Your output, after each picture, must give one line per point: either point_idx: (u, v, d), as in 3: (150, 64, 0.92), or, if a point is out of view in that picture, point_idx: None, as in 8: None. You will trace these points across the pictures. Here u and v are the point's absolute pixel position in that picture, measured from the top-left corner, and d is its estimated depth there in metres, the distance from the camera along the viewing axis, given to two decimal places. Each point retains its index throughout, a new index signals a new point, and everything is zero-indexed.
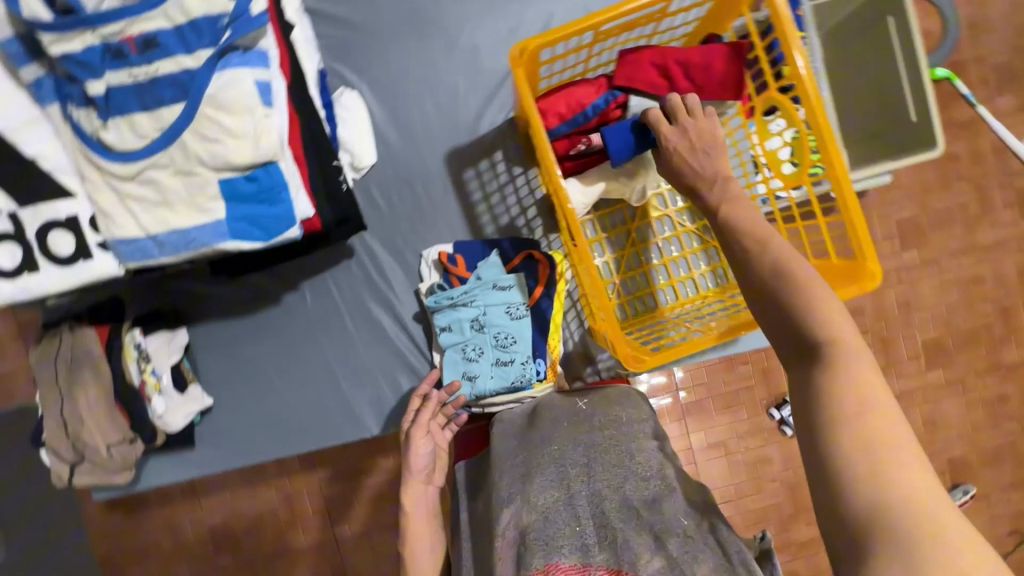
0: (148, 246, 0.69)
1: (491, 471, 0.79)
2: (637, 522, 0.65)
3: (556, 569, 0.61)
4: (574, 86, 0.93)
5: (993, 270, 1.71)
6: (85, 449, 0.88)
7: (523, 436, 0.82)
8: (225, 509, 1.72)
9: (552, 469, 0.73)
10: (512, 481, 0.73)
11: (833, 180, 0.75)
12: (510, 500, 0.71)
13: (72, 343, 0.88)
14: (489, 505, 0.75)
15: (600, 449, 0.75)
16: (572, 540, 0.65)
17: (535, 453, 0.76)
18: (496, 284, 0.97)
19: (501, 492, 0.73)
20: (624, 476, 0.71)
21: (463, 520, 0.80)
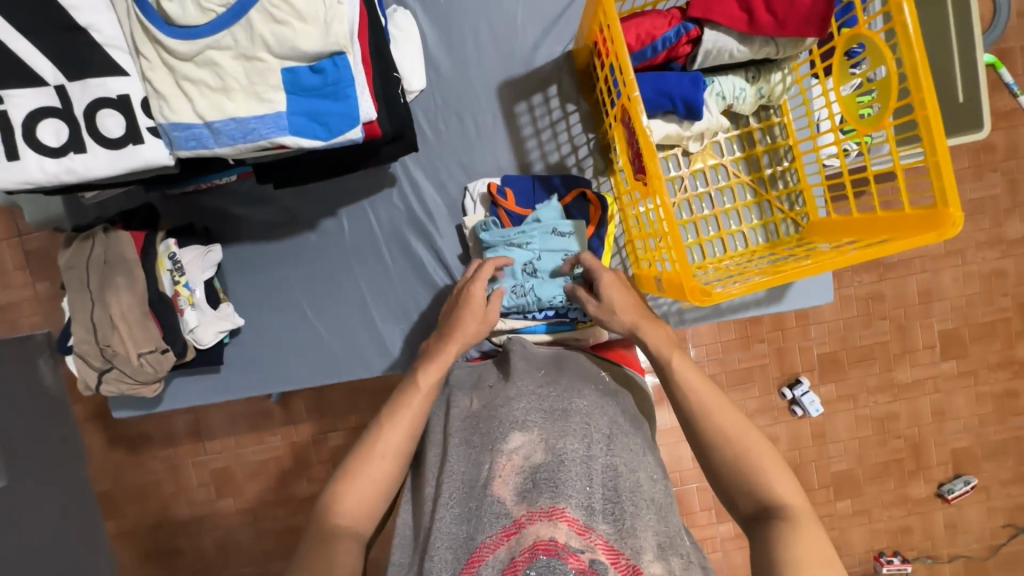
0: (204, 134, 0.65)
1: (507, 384, 0.72)
2: (647, 518, 0.58)
3: (562, 516, 0.54)
4: (644, 16, 0.88)
5: (1018, 265, 1.67)
6: (115, 356, 0.85)
7: (550, 374, 0.75)
8: (228, 451, 1.71)
9: (577, 421, 0.65)
10: (531, 409, 0.67)
11: (921, 119, 0.72)
12: (527, 429, 0.64)
13: (105, 246, 0.84)
14: (494, 415, 0.67)
15: (623, 430, 0.69)
16: (580, 496, 0.57)
17: (562, 396, 0.69)
18: (555, 229, 0.94)
19: (515, 412, 0.66)
20: (637, 467, 0.64)
21: (455, 414, 0.72)
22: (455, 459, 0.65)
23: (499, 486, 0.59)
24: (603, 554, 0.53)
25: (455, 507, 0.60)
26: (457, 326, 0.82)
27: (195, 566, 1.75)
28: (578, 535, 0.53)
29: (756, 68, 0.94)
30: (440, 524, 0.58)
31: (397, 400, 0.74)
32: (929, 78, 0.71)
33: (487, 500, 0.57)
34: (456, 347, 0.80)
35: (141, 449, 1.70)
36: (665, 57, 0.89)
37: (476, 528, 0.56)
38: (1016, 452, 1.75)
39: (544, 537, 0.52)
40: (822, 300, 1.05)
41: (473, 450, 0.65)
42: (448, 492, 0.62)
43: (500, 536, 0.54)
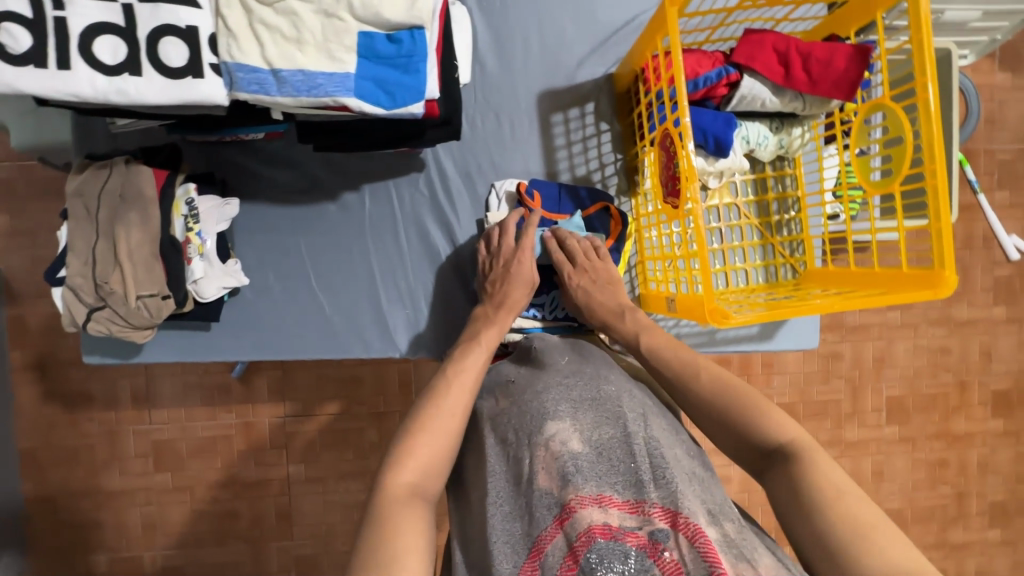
0: (268, 81, 0.64)
1: (534, 379, 0.75)
2: (694, 487, 0.60)
3: (610, 502, 0.58)
4: (691, 53, 0.94)
5: (961, 344, 1.82)
6: (111, 295, 0.80)
7: (575, 363, 0.77)
8: (178, 422, 1.62)
9: (609, 406, 0.68)
10: (562, 399, 0.69)
11: (929, 188, 0.79)
12: (559, 417, 0.66)
13: (123, 178, 0.80)
14: (526, 409, 0.70)
15: (654, 411, 0.71)
16: (624, 477, 0.60)
17: (591, 383, 0.71)
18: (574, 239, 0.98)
19: (546, 403, 0.69)
20: (675, 443, 0.67)
21: (487, 413, 0.75)
22: (495, 459, 0.67)
23: (542, 478, 0.61)
24: (660, 521, 0.55)
25: (505, 505, 0.62)
26: (506, 292, 0.87)
27: (116, 542, 1.63)
28: (631, 513, 0.57)
29: (780, 121, 1.00)
30: (494, 522, 0.61)
31: (464, 350, 0.78)
32: (942, 152, 0.78)
33: (535, 494, 0.60)
34: (508, 314, 0.85)
35: (80, 408, 1.59)
36: (703, 94, 0.95)
37: (530, 524, 0.59)
38: (941, 518, 1.86)
39: (597, 521, 0.55)
40: (808, 344, 1.11)
41: (512, 448, 0.67)
42: (495, 491, 0.64)
43: (555, 526, 0.57)
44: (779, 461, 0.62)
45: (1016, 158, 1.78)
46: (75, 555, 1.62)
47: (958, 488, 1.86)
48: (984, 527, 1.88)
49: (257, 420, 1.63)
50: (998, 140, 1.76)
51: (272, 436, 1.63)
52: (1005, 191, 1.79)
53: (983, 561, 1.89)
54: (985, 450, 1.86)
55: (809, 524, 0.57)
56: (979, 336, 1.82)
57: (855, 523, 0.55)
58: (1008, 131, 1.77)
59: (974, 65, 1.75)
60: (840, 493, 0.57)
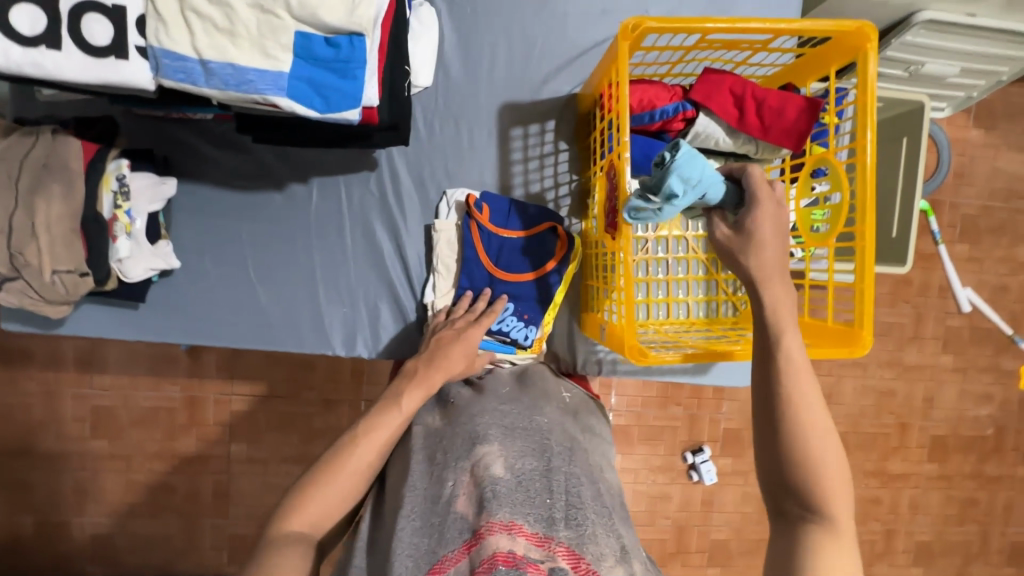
0: (196, 71, 0.62)
1: (470, 405, 0.75)
2: (608, 527, 0.59)
3: (519, 530, 0.54)
4: (651, 84, 0.94)
5: (906, 388, 1.86)
6: (24, 267, 0.78)
7: (514, 393, 0.80)
8: (117, 391, 1.58)
9: (536, 440, 0.67)
10: (493, 425, 0.68)
11: (858, 247, 0.81)
12: (489, 441, 0.65)
13: (49, 147, 0.78)
14: (456, 434, 0.69)
15: (582, 448, 0.72)
16: (539, 508, 0.57)
17: (522, 415, 0.72)
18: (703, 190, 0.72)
19: (477, 428, 0.68)
20: (598, 479, 0.67)
21: (420, 434, 0.74)
22: (416, 475, 0.65)
23: (462, 502, 0.59)
24: (564, 560, 0.52)
25: (417, 521, 0.59)
26: (444, 358, 0.84)
27: (43, 505, 1.59)
28: (537, 545, 0.53)
29: (734, 160, 1.01)
30: (402, 536, 0.58)
31: (380, 409, 0.74)
32: (873, 216, 0.80)
33: (449, 516, 0.58)
34: (440, 374, 0.82)
35: (18, 366, 1.55)
36: (659, 127, 0.95)
37: (438, 542, 0.56)
38: (868, 553, 1.91)
39: (503, 548, 0.51)
40: (740, 381, 1.14)
41: (436, 467, 0.65)
42: (410, 506, 0.61)
43: (461, 550, 0.54)
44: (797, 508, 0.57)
45: (978, 214, 1.82)
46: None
47: (887, 526, 1.91)
48: (908, 565, 1.94)
49: (200, 396, 1.60)
50: (963, 194, 1.80)
51: (216, 413, 1.61)
52: (965, 244, 1.83)
53: None
54: (918, 492, 1.91)
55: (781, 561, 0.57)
56: (924, 382, 1.86)
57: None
58: (974, 187, 1.81)
59: (950, 118, 1.78)
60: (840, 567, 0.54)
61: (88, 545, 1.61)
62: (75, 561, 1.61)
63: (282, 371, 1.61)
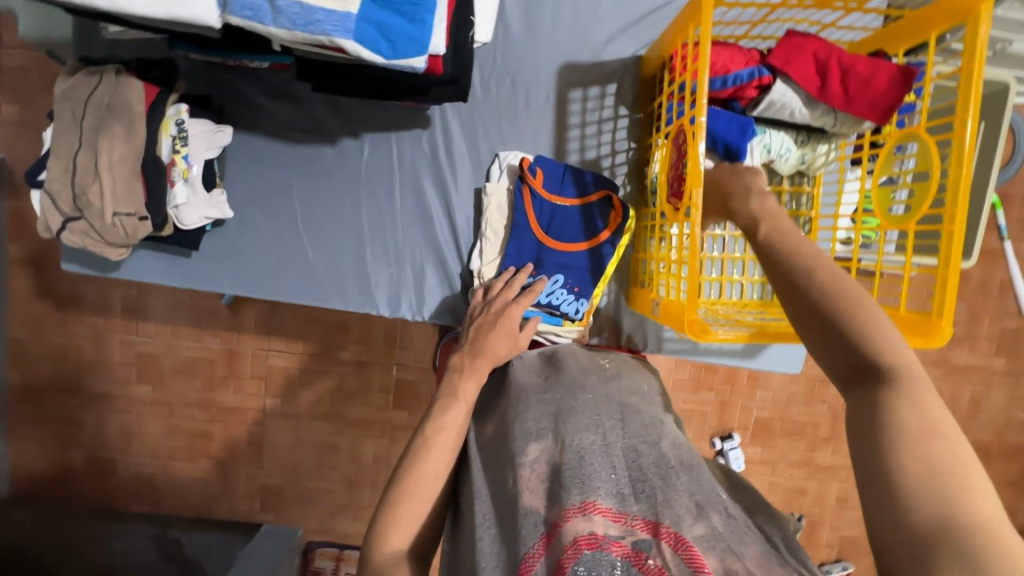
0: (264, 9, 0.60)
1: (513, 400, 0.73)
2: (680, 484, 0.56)
3: (595, 509, 0.51)
4: (724, 47, 0.88)
5: (953, 389, 1.78)
6: (87, 207, 0.79)
7: (553, 378, 0.76)
8: (162, 339, 1.63)
9: (588, 416, 0.65)
10: (542, 417, 0.66)
11: (945, 232, 0.75)
12: (538, 435, 0.63)
13: (112, 88, 0.77)
14: (509, 434, 0.66)
15: (636, 413, 0.68)
16: (608, 482, 0.55)
17: (567, 395, 0.69)
18: None
19: (528, 425, 0.65)
20: (657, 437, 0.64)
21: (474, 445, 0.72)
22: (480, 484, 0.63)
23: (528, 495, 0.56)
24: (644, 531, 0.50)
25: (491, 525, 0.57)
26: (490, 345, 0.82)
27: (92, 442, 1.67)
28: (615, 521, 0.51)
29: (807, 134, 0.95)
30: (482, 546, 0.55)
31: (441, 407, 0.72)
32: (966, 197, 0.74)
33: (520, 514, 0.54)
34: (487, 363, 0.80)
35: (71, 309, 1.61)
36: (730, 93, 0.89)
37: (515, 543, 0.52)
38: None
39: (583, 533, 0.49)
40: (791, 368, 1.09)
41: (498, 471, 0.63)
42: (481, 515, 0.59)
43: (540, 543, 0.50)
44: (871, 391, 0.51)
45: None
46: (51, 448, 1.67)
47: None
48: None
49: (239, 349, 1.64)
50: None
51: (253, 367, 1.65)
52: None
53: None
54: None
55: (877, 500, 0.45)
56: (973, 384, 1.78)
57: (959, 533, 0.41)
58: None
59: None
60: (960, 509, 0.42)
61: (132, 483, 1.69)
62: (119, 497, 1.69)
63: (317, 330, 1.64)
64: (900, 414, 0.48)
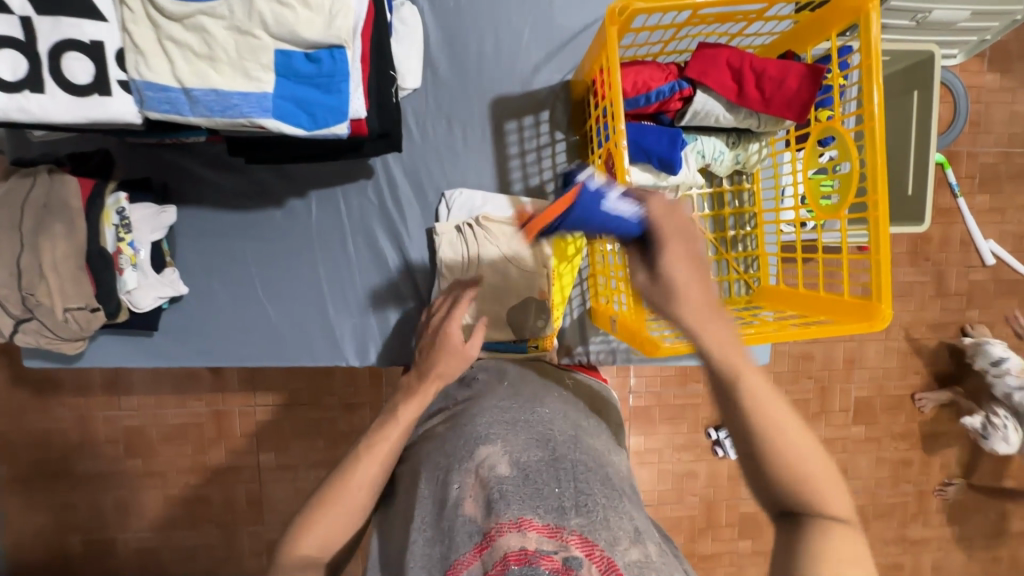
0: (179, 101, 0.62)
1: (472, 401, 0.72)
2: (619, 508, 0.56)
3: (530, 525, 0.51)
4: (643, 65, 0.90)
5: (931, 348, 1.82)
6: (39, 307, 0.80)
7: (512, 387, 0.75)
8: (144, 411, 1.62)
9: (539, 428, 0.64)
10: (494, 421, 0.65)
11: (871, 219, 0.78)
12: (488, 438, 0.62)
13: (47, 188, 0.79)
14: (458, 435, 0.65)
15: (586, 430, 0.69)
16: (549, 500, 0.54)
17: (523, 407, 0.68)
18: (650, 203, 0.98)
19: (478, 427, 0.64)
20: (606, 460, 0.64)
21: (424, 440, 0.73)
22: (424, 488, 0.63)
23: (468, 505, 0.56)
24: (578, 548, 0.50)
25: (428, 529, 0.58)
26: (432, 365, 0.75)
27: (88, 525, 1.64)
28: (549, 537, 0.50)
29: (737, 135, 0.98)
30: (415, 550, 0.57)
31: (382, 422, 0.71)
32: (885, 182, 0.77)
33: (458, 521, 0.55)
34: (434, 385, 0.73)
35: (48, 394, 1.59)
36: (656, 108, 0.92)
37: (448, 548, 0.54)
38: (901, 515, 1.88)
39: (514, 548, 0.49)
40: (756, 359, 1.14)
41: (441, 472, 0.62)
42: (420, 517, 0.60)
43: (472, 552, 0.51)
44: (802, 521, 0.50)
45: (998, 161, 1.75)
46: (45, 536, 1.63)
47: (920, 487, 1.88)
48: (943, 524, 1.91)
49: (224, 410, 1.63)
50: (982, 143, 1.73)
51: (241, 424, 1.64)
52: (985, 196, 1.76)
53: (940, 556, 1.92)
54: (950, 450, 1.87)
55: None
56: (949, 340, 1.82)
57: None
58: (993, 133, 1.73)
59: (963, 64, 1.69)
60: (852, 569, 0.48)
61: (133, 559, 1.66)
62: None
63: (301, 378, 1.63)
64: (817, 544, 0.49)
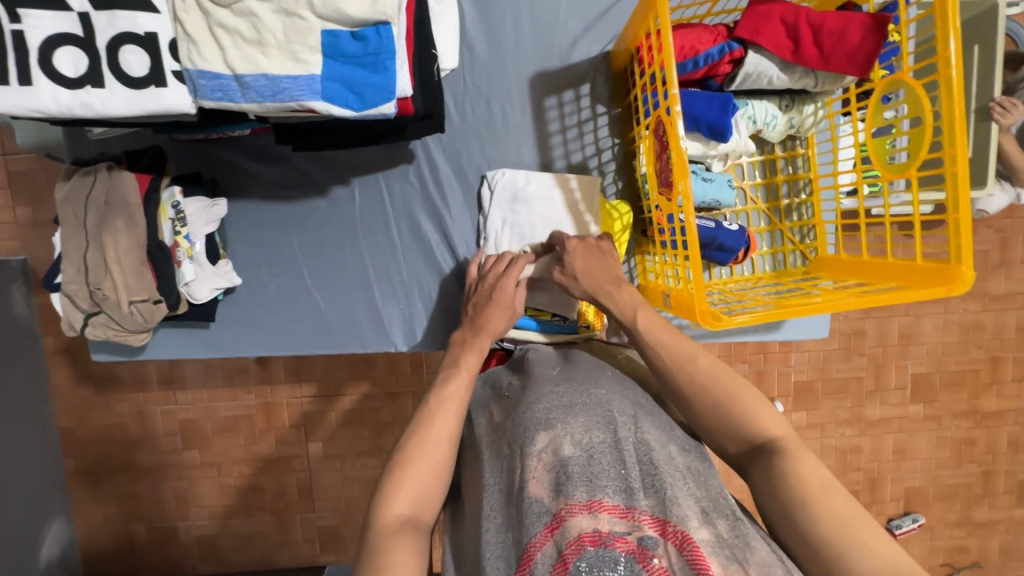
0: (231, 87, 0.62)
1: (524, 388, 0.70)
2: (687, 486, 0.57)
3: (601, 506, 0.53)
4: (690, 28, 0.86)
5: (994, 320, 1.72)
6: (105, 301, 0.83)
7: (566, 370, 0.72)
8: (199, 404, 1.67)
9: (599, 410, 0.63)
10: (552, 407, 0.63)
11: (948, 176, 0.72)
12: (548, 424, 0.61)
13: (108, 184, 0.81)
14: (516, 422, 0.64)
15: (646, 410, 0.66)
16: (616, 480, 0.55)
17: (579, 388, 0.66)
18: (701, 176, 0.95)
19: (537, 413, 0.63)
20: (669, 438, 0.63)
21: (482, 431, 0.71)
22: (487, 472, 0.63)
23: (534, 486, 0.56)
24: (650, 528, 0.52)
25: (500, 519, 0.57)
26: (486, 318, 0.82)
27: (152, 513, 1.72)
28: (621, 517, 0.52)
29: (790, 97, 0.93)
30: (488, 537, 0.56)
31: (445, 377, 0.73)
32: (964, 135, 0.71)
33: (525, 502, 0.55)
34: (487, 339, 0.80)
35: (109, 390, 1.66)
36: (704, 73, 0.88)
37: (520, 531, 0.54)
38: (965, 496, 1.80)
39: (587, 529, 0.51)
40: (815, 334, 1.09)
41: (503, 459, 0.62)
42: (489, 505, 0.59)
43: (544, 533, 0.52)
44: (766, 459, 0.60)
45: None
46: (115, 525, 1.72)
47: (985, 467, 1.79)
48: (1010, 506, 1.81)
49: (273, 401, 1.67)
50: None
51: (289, 415, 1.68)
52: None
53: (1009, 539, 1.83)
54: (1015, 428, 1.78)
55: (792, 526, 0.56)
56: (1014, 311, 1.72)
57: (834, 516, 0.54)
58: None
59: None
60: (821, 487, 0.57)
61: (195, 547, 1.74)
62: (187, 561, 1.74)
63: (344, 368, 1.66)
64: (796, 483, 0.57)
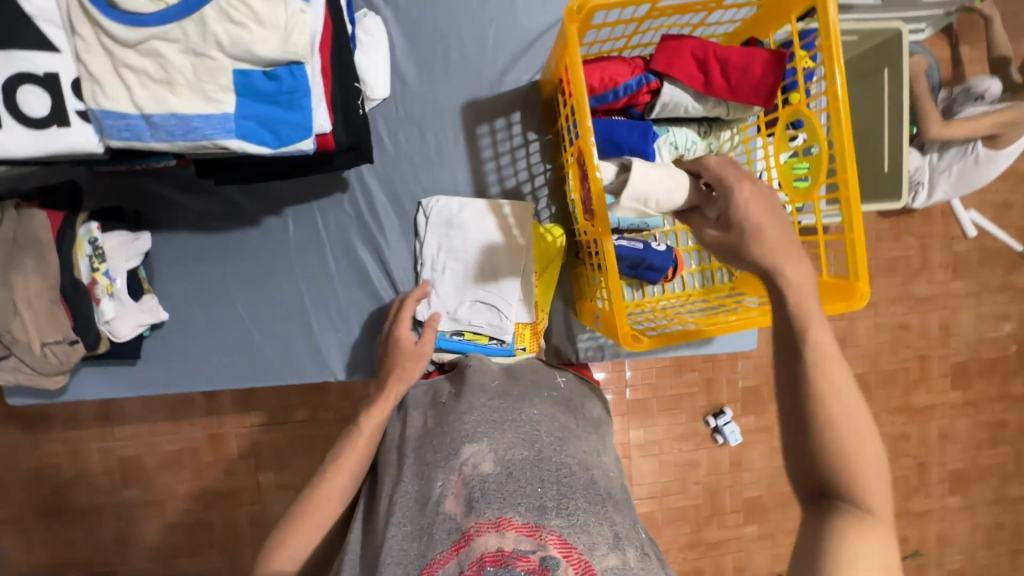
0: (140, 127, 0.61)
1: (457, 400, 0.73)
2: (602, 512, 0.58)
3: (509, 525, 0.53)
4: (609, 61, 0.90)
5: (920, 321, 1.84)
6: (15, 343, 0.79)
7: (502, 386, 0.75)
8: (139, 439, 1.60)
9: (525, 429, 0.65)
10: (481, 420, 0.65)
11: (843, 199, 0.78)
12: (474, 437, 0.63)
13: (15, 223, 0.78)
14: (445, 432, 0.66)
15: (574, 434, 0.69)
16: (530, 498, 0.56)
17: (511, 407, 0.69)
18: None
19: (465, 425, 0.65)
20: (592, 463, 0.66)
21: (410, 434, 0.73)
22: (408, 478, 0.64)
23: (450, 503, 0.58)
24: (555, 549, 0.51)
25: (409, 525, 0.59)
26: (398, 364, 0.85)
27: (90, 558, 1.62)
28: (527, 536, 0.52)
29: (707, 125, 0.99)
30: (393, 543, 0.58)
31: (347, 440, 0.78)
32: (853, 164, 0.77)
33: (438, 518, 0.57)
34: (401, 384, 0.82)
35: (40, 430, 1.57)
36: (625, 103, 0.92)
37: (427, 544, 0.55)
38: (903, 488, 1.90)
39: (490, 548, 0.51)
40: (743, 348, 1.15)
41: (426, 468, 0.64)
42: (401, 511, 0.60)
43: (449, 550, 0.53)
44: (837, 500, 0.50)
45: None
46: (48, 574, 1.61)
47: (920, 459, 1.90)
48: (944, 494, 1.93)
49: (220, 432, 1.61)
50: None
51: (237, 446, 1.62)
52: None
53: (945, 526, 1.94)
54: (944, 421, 1.90)
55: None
56: (937, 312, 1.84)
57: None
58: None
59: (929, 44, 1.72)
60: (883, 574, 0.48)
61: None
62: None
63: (296, 395, 1.62)
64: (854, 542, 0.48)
